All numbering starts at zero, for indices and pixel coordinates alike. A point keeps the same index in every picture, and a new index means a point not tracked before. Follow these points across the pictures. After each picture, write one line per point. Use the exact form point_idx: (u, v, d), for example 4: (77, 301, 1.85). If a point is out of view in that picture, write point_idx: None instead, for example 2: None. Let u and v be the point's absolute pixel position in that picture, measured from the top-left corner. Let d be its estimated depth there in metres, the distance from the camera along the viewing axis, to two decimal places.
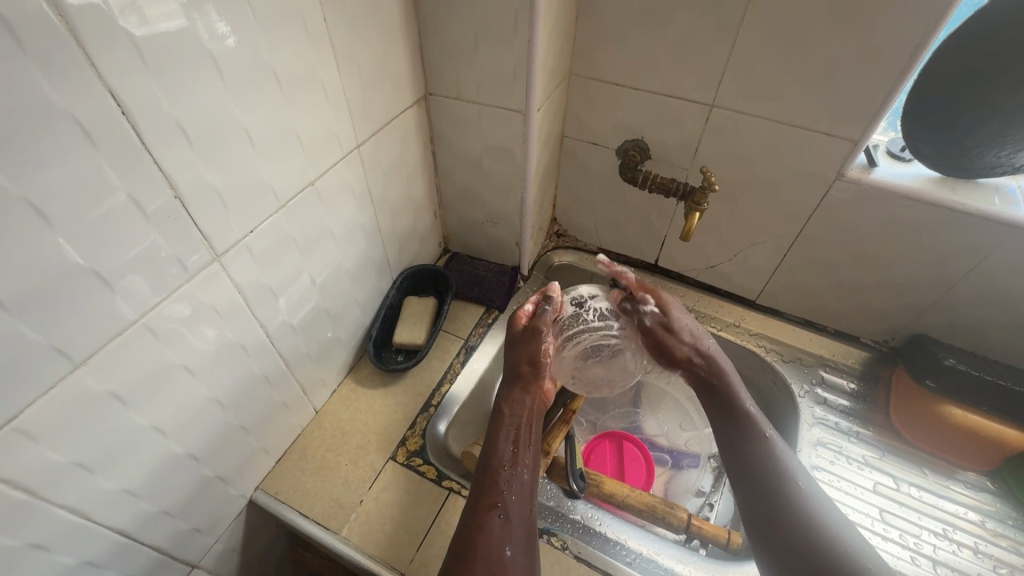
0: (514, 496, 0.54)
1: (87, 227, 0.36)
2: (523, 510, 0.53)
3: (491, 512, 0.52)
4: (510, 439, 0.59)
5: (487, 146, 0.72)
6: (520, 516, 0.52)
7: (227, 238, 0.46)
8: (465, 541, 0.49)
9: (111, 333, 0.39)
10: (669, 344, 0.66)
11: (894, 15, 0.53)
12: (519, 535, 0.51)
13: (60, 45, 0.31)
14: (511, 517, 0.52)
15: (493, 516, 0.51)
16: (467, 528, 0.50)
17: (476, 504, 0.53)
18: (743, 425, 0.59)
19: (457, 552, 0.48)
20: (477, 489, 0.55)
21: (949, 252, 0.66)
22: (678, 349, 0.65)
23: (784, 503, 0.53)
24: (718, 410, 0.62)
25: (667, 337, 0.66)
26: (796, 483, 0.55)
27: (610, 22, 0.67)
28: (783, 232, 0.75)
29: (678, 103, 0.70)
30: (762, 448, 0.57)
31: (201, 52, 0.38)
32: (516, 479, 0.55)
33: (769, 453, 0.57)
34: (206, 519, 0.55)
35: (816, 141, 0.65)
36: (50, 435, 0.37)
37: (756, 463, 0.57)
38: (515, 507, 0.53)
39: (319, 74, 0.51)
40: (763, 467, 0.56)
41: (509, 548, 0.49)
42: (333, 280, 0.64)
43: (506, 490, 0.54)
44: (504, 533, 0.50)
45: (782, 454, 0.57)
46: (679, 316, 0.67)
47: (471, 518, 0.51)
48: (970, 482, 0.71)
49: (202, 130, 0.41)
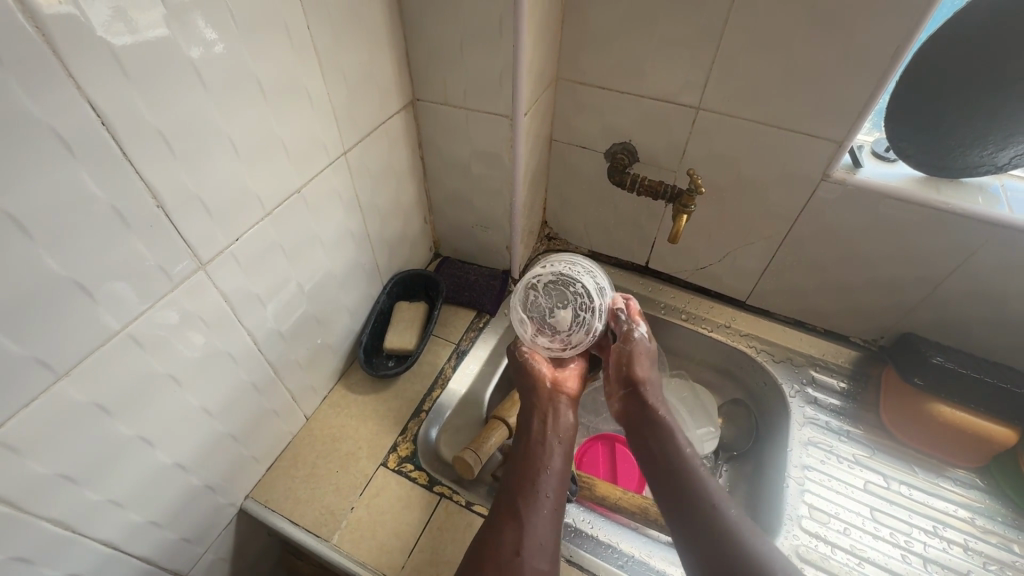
0: (530, 500, 0.54)
1: (69, 239, 0.35)
2: (544, 512, 0.54)
3: (507, 517, 0.53)
4: (527, 442, 0.61)
5: (475, 151, 0.72)
6: (537, 518, 0.53)
7: (212, 247, 0.46)
8: (480, 547, 0.51)
9: (94, 343, 0.39)
10: (630, 355, 0.65)
11: (876, 16, 0.53)
12: (535, 539, 0.51)
13: (39, 56, 0.31)
14: (526, 521, 0.52)
15: (508, 522, 0.53)
16: (484, 536, 0.52)
17: (496, 510, 0.55)
18: (669, 455, 0.59)
19: (473, 558, 0.50)
20: (499, 496, 0.56)
21: (935, 252, 0.67)
22: (637, 368, 0.65)
23: (711, 529, 0.52)
24: (646, 441, 0.61)
25: (635, 344, 0.66)
26: (724, 510, 0.53)
27: (596, 26, 0.68)
28: (771, 233, 0.76)
29: (665, 106, 0.70)
30: (690, 477, 0.56)
31: (184, 62, 0.39)
32: (533, 480, 0.56)
33: (697, 483, 0.56)
34: (195, 528, 0.55)
35: (801, 142, 0.65)
36: (34, 446, 0.37)
37: (685, 492, 0.55)
38: (532, 510, 0.54)
39: (305, 82, 0.51)
40: (692, 497, 0.55)
41: (523, 553, 0.50)
42: (321, 287, 0.64)
43: (523, 495, 0.55)
44: (517, 539, 0.51)
45: (710, 483, 0.56)
46: (648, 336, 0.68)
47: (489, 525, 0.53)
48: (960, 479, 0.71)
49: (185, 139, 0.41)
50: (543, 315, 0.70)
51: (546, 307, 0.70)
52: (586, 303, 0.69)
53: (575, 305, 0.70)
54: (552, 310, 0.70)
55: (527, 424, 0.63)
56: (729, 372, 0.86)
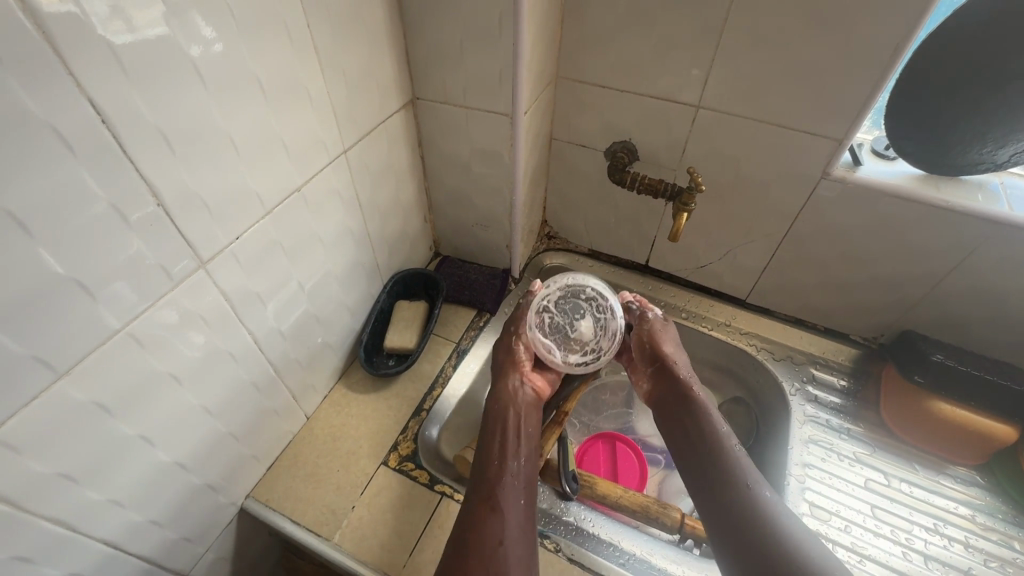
0: (509, 492, 0.54)
1: (68, 237, 0.35)
2: (521, 505, 0.54)
3: (488, 508, 0.52)
4: (502, 432, 0.60)
5: (476, 149, 0.72)
6: (513, 508, 0.53)
7: (212, 245, 0.46)
8: (463, 535, 0.50)
9: (94, 342, 0.39)
10: (651, 333, 0.68)
11: (876, 14, 0.53)
12: (513, 528, 0.51)
13: (39, 54, 0.31)
14: (506, 511, 0.52)
15: (489, 512, 0.52)
16: (463, 530, 0.51)
17: (471, 502, 0.54)
18: (704, 438, 0.59)
19: (455, 552, 0.49)
20: (475, 486, 0.55)
21: (935, 249, 0.67)
22: (663, 347, 0.67)
23: (745, 512, 0.52)
24: (681, 423, 0.62)
25: (657, 326, 0.69)
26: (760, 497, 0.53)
27: (595, 24, 0.68)
28: (772, 231, 0.76)
29: (665, 105, 0.70)
30: (726, 463, 0.56)
31: (183, 60, 0.38)
32: (508, 473, 0.56)
33: (734, 469, 0.56)
34: (196, 528, 0.55)
35: (802, 141, 0.65)
36: (34, 446, 0.37)
37: (720, 476, 0.56)
38: (509, 501, 0.53)
39: (304, 80, 0.51)
40: (727, 480, 0.55)
41: (506, 543, 0.50)
42: (322, 286, 0.63)
43: (502, 484, 0.54)
44: (500, 529, 0.51)
45: (747, 469, 0.56)
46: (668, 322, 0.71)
47: (469, 515, 0.52)
48: (960, 477, 0.71)
49: (185, 138, 0.41)
50: (564, 332, 0.70)
51: (565, 324, 0.70)
52: (601, 306, 0.70)
53: (592, 311, 0.70)
54: (571, 325, 0.70)
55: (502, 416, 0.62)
56: (730, 370, 0.86)
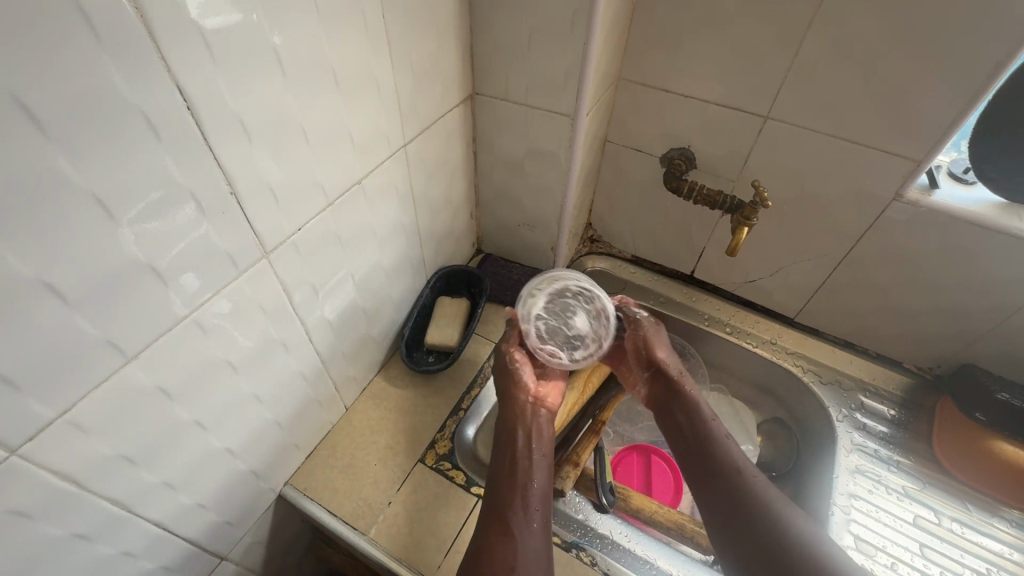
0: (518, 517, 0.53)
1: (148, 223, 0.35)
2: (534, 530, 0.53)
3: (499, 533, 0.52)
4: (513, 456, 0.58)
5: (530, 148, 0.71)
6: (527, 538, 0.52)
7: (276, 235, 0.46)
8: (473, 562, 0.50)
9: (162, 328, 0.39)
10: (644, 339, 0.66)
11: (975, 32, 0.50)
12: (526, 558, 0.50)
13: (132, 35, 0.30)
14: (517, 538, 0.52)
15: (497, 539, 0.51)
16: (475, 547, 0.51)
17: (485, 523, 0.54)
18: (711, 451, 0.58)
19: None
20: (486, 512, 0.55)
21: (1011, 283, 0.63)
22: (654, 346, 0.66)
23: (747, 526, 0.52)
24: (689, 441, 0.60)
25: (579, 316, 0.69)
26: (776, 509, 0.52)
27: (665, 26, 0.65)
28: (832, 250, 0.73)
29: (731, 113, 0.68)
30: (734, 470, 0.56)
31: (264, 46, 0.38)
32: (522, 497, 0.55)
33: (737, 481, 0.55)
34: (238, 513, 0.55)
35: (877, 159, 0.62)
36: (99, 426, 0.37)
37: (725, 488, 0.55)
38: (524, 528, 0.53)
39: (374, 70, 0.50)
40: (734, 489, 0.55)
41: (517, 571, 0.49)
42: (370, 278, 0.63)
43: (511, 510, 0.54)
44: (510, 557, 0.50)
45: (757, 480, 0.55)
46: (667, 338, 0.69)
47: (479, 541, 0.52)
48: (1016, 522, 0.67)
49: (260, 124, 0.40)
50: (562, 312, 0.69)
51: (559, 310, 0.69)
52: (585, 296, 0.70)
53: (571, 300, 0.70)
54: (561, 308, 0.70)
55: (508, 439, 0.60)
56: (773, 391, 0.84)
